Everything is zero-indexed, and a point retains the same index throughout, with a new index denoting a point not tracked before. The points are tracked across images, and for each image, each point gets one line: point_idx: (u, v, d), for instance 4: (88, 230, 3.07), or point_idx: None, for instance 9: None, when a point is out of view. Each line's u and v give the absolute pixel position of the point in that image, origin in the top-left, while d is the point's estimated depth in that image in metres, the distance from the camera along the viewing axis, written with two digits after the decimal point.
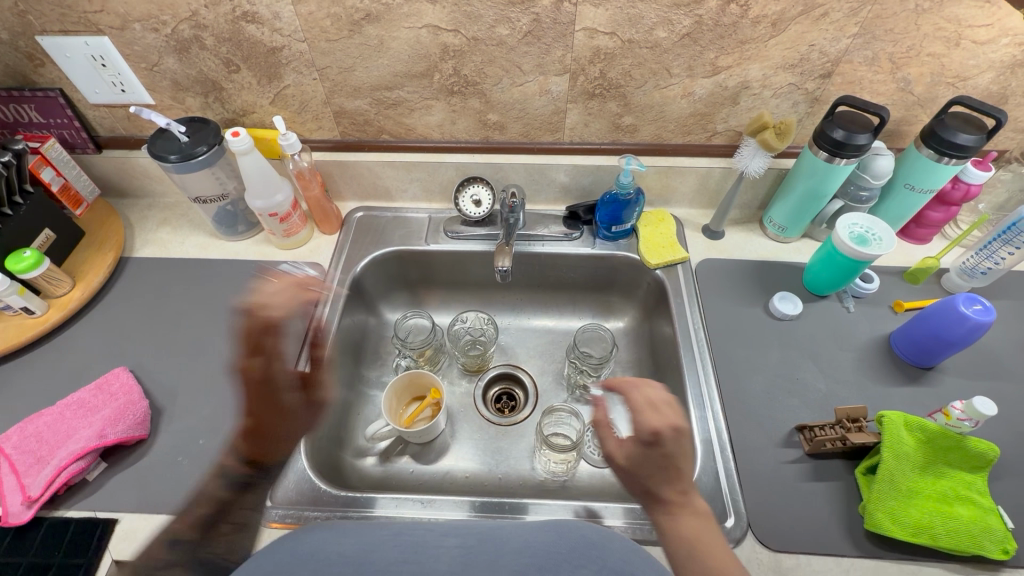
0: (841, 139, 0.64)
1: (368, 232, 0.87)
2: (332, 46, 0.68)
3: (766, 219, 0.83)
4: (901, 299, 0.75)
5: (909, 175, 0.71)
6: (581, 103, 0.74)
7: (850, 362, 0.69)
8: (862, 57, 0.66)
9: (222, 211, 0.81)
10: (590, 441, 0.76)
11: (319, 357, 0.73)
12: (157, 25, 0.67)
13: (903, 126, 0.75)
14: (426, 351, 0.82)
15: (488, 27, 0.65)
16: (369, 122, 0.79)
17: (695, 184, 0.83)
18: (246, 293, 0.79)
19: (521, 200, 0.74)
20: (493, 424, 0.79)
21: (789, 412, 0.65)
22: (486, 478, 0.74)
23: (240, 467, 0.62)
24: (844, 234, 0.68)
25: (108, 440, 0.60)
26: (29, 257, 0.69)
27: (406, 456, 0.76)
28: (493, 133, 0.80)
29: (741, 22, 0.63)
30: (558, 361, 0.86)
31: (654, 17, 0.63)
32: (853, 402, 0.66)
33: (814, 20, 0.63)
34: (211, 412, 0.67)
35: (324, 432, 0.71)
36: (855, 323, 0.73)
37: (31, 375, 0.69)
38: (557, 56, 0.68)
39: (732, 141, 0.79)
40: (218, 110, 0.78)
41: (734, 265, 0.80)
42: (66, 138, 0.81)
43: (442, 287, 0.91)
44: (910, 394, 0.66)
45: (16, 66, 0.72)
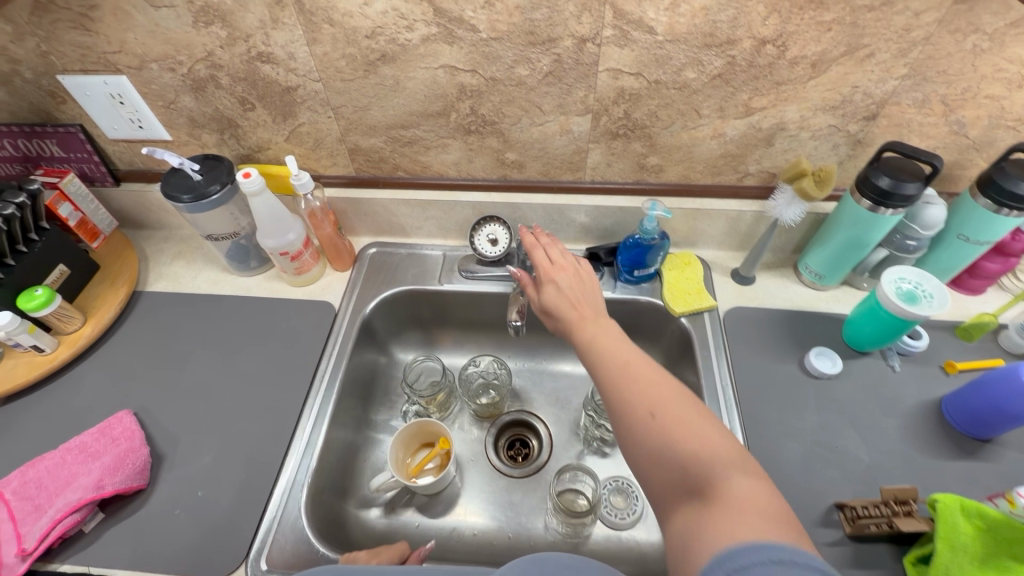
0: (887, 188, 0.59)
1: (381, 270, 0.84)
2: (347, 86, 0.66)
3: (801, 264, 0.77)
4: (954, 359, 0.69)
5: (964, 226, 0.65)
6: (604, 143, 0.70)
7: (896, 430, 0.63)
8: (911, 100, 0.61)
9: (236, 246, 0.80)
10: (607, 500, 0.71)
11: (324, 404, 0.70)
12: (173, 65, 0.66)
13: (955, 170, 0.69)
14: (437, 396, 0.78)
15: (507, 68, 0.62)
16: (384, 159, 0.77)
17: (724, 227, 0.79)
18: (254, 333, 0.77)
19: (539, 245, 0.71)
20: (504, 475, 0.75)
21: (827, 485, 0.59)
22: (496, 536, 0.70)
23: (238, 523, 0.60)
24: (891, 290, 0.62)
25: (106, 491, 0.58)
26: (40, 295, 0.68)
27: (412, 508, 0.72)
28: (511, 172, 0.77)
29: (777, 63, 0.59)
30: (575, 409, 0.82)
31: (683, 58, 0.59)
32: (899, 477, 0.60)
33: (859, 61, 0.58)
34: (212, 461, 0.65)
35: (327, 484, 0.67)
36: (901, 385, 0.67)
37: (38, 416, 0.68)
38: (579, 96, 0.65)
39: (766, 182, 0.74)
40: (234, 146, 0.77)
41: (767, 314, 0.75)
42: (86, 172, 0.82)
43: (456, 327, 0.87)
44: (963, 469, 0.60)
45: (39, 104, 0.73)
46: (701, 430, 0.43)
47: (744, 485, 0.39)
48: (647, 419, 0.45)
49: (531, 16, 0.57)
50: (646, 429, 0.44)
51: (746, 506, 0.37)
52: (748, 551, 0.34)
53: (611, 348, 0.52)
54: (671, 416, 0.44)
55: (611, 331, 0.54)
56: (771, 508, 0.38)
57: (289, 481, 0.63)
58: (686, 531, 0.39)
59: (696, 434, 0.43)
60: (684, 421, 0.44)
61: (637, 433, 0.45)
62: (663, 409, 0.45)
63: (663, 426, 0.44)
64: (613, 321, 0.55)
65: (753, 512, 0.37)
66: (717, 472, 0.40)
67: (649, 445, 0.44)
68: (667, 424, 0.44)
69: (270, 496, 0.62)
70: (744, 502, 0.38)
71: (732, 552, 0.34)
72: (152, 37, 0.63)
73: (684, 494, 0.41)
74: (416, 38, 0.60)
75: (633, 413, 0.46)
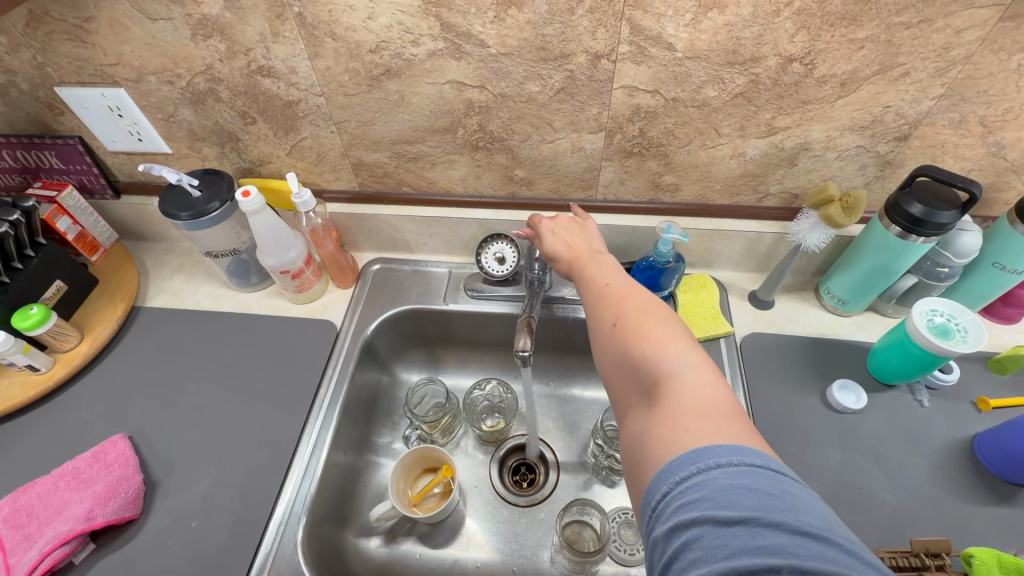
0: (919, 215, 0.56)
1: (385, 288, 0.82)
2: (350, 101, 0.64)
3: (822, 289, 0.74)
4: (986, 395, 0.65)
5: (1000, 254, 0.61)
6: (617, 161, 0.67)
7: (924, 471, 0.60)
8: (947, 120, 0.57)
9: (236, 263, 0.78)
10: (616, 534, 0.68)
11: (324, 429, 0.68)
12: (172, 78, 0.64)
13: (991, 193, 0.65)
14: (440, 420, 0.76)
15: (517, 84, 0.60)
16: (388, 174, 0.74)
17: (742, 248, 0.75)
18: (253, 353, 0.75)
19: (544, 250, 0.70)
20: (509, 504, 0.73)
21: (851, 530, 0.56)
22: (499, 570, 0.67)
23: (233, 557, 0.58)
24: (920, 324, 0.59)
25: (96, 522, 0.56)
26: (35, 313, 0.66)
27: (413, 538, 0.70)
28: (520, 189, 0.74)
29: (804, 81, 0.55)
30: (585, 436, 0.79)
31: (703, 76, 0.56)
32: (928, 522, 0.56)
33: (892, 81, 0.54)
34: (207, 488, 0.63)
35: (326, 514, 0.65)
36: (930, 421, 0.63)
37: (32, 437, 0.66)
38: (592, 114, 0.62)
39: (787, 203, 0.70)
40: (235, 160, 0.74)
41: (787, 341, 0.71)
42: (85, 184, 0.80)
43: (461, 345, 0.84)
44: (998, 515, 0.56)
45: (36, 115, 0.71)
46: (657, 335, 0.43)
47: (689, 382, 0.39)
48: (611, 331, 0.46)
49: (544, 31, 0.54)
50: (611, 340, 0.46)
51: (686, 403, 0.38)
52: (723, 455, 0.33)
53: (596, 275, 0.53)
54: (630, 325, 0.45)
55: (601, 262, 0.55)
56: (712, 404, 0.38)
57: (285, 513, 0.61)
58: (635, 430, 0.40)
59: (650, 338, 0.43)
60: (642, 327, 0.45)
61: (604, 345, 0.47)
62: (628, 320, 0.46)
63: (622, 335, 0.45)
64: (611, 255, 0.56)
65: (692, 411, 0.37)
66: (663, 368, 0.41)
67: (612, 354, 0.45)
68: (627, 331, 0.45)
69: (265, 529, 0.60)
70: (685, 399, 0.38)
71: (682, 453, 0.35)
72: (149, 49, 0.61)
73: (637, 396, 0.42)
74: (421, 54, 0.58)
75: (603, 328, 0.48)
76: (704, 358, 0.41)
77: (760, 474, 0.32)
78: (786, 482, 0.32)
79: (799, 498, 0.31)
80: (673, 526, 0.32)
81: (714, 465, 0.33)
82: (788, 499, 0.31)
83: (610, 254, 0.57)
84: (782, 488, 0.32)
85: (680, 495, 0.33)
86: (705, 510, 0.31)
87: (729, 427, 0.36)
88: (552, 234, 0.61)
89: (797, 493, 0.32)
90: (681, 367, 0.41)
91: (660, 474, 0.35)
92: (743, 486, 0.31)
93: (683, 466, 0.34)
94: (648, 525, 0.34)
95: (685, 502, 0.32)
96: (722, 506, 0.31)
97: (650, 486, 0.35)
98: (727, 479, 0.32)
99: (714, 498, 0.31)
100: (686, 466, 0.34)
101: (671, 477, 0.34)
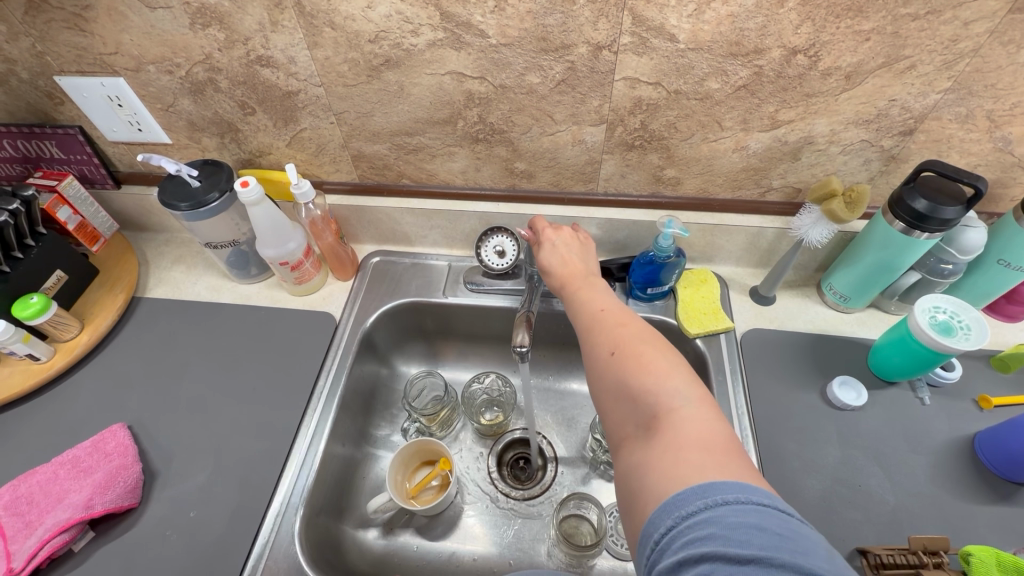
0: (923, 211, 0.55)
1: (384, 281, 0.81)
2: (350, 91, 0.63)
3: (824, 285, 0.73)
4: (988, 393, 0.64)
5: (1005, 251, 0.61)
6: (618, 154, 0.67)
7: (923, 468, 0.59)
8: (953, 115, 0.57)
9: (236, 254, 0.77)
10: (613, 528, 0.68)
11: (323, 420, 0.68)
12: (171, 67, 0.63)
13: (997, 189, 0.64)
14: (439, 414, 0.76)
15: (517, 75, 0.59)
16: (388, 166, 0.74)
17: (743, 244, 0.75)
18: (254, 345, 0.75)
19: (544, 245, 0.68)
20: (507, 497, 0.73)
21: (849, 527, 0.56)
22: (496, 563, 0.67)
23: (231, 547, 0.58)
24: (924, 321, 0.59)
25: (95, 511, 0.57)
26: (35, 303, 0.66)
27: (411, 530, 0.70)
28: (520, 182, 0.73)
29: (808, 74, 0.55)
30: (583, 430, 0.79)
31: (706, 67, 0.55)
32: (926, 520, 0.56)
33: (898, 73, 0.54)
34: (206, 479, 0.63)
35: (324, 505, 0.65)
36: (931, 419, 0.63)
37: (32, 426, 0.67)
38: (593, 106, 0.61)
39: (790, 198, 0.70)
40: (235, 151, 0.74)
41: (788, 337, 0.71)
42: (85, 174, 0.80)
43: (461, 339, 0.84)
44: (997, 513, 0.56)
45: (37, 104, 0.71)
46: (655, 365, 0.43)
47: (689, 417, 0.39)
48: (607, 359, 0.46)
49: (545, 21, 0.53)
50: (607, 368, 0.45)
51: (688, 437, 0.37)
52: (731, 491, 0.33)
53: (591, 300, 0.53)
54: (627, 353, 0.44)
55: (596, 288, 0.55)
56: (712, 439, 0.37)
57: (283, 504, 0.61)
58: (632, 461, 0.40)
59: (649, 367, 0.43)
60: (639, 355, 0.44)
61: (599, 371, 0.46)
62: (624, 347, 0.46)
63: (618, 363, 0.44)
64: (603, 280, 0.56)
65: (694, 446, 0.37)
66: (663, 401, 0.40)
67: (608, 382, 0.45)
68: (624, 360, 0.44)
69: (263, 519, 0.60)
70: (685, 432, 0.38)
71: (688, 488, 0.34)
72: (148, 38, 0.60)
73: (632, 426, 0.41)
74: (421, 44, 0.57)
75: (597, 355, 0.47)
76: (704, 390, 0.41)
77: (769, 513, 0.32)
78: (795, 523, 0.32)
79: (809, 541, 0.31)
80: (680, 560, 0.32)
81: (722, 501, 0.33)
82: (798, 541, 0.31)
83: (604, 280, 0.57)
84: (792, 529, 0.32)
85: (687, 530, 0.33)
86: (715, 545, 0.31)
87: (730, 464, 0.36)
88: (552, 252, 0.60)
89: (807, 535, 0.32)
90: (681, 400, 0.40)
91: (664, 507, 0.35)
92: (752, 525, 0.31)
93: (689, 499, 0.34)
94: (653, 558, 0.34)
95: (693, 536, 0.32)
96: (732, 543, 0.31)
97: (653, 518, 0.35)
98: (736, 516, 0.32)
99: (724, 534, 0.31)
100: (693, 499, 0.34)
101: (677, 511, 0.34)
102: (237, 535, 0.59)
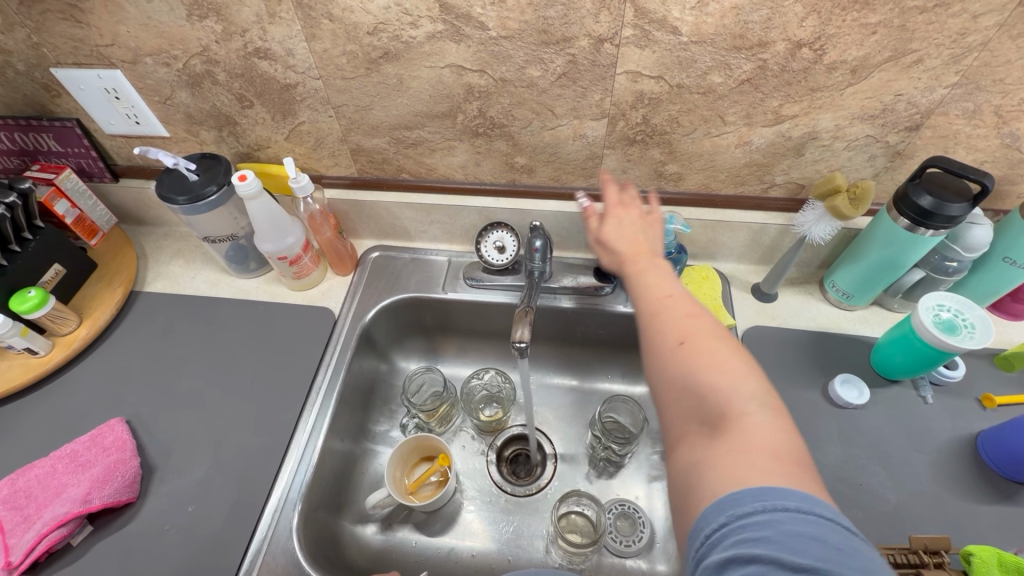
0: (928, 207, 0.54)
1: (383, 276, 0.81)
2: (348, 84, 0.62)
3: (827, 282, 0.72)
4: (992, 392, 0.64)
5: (1011, 249, 0.60)
6: (620, 148, 0.66)
7: (925, 467, 0.59)
8: (960, 110, 0.56)
9: (234, 249, 0.77)
10: (612, 525, 0.68)
11: (322, 416, 0.68)
12: (168, 60, 0.63)
13: (1003, 186, 0.63)
14: (438, 410, 0.76)
15: (518, 68, 0.58)
16: (388, 160, 0.73)
17: (746, 240, 0.74)
18: (253, 339, 0.75)
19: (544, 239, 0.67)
20: (506, 494, 0.73)
21: None
22: (495, 560, 0.67)
23: (229, 542, 0.58)
24: (927, 319, 0.58)
25: (93, 505, 0.57)
26: (33, 297, 0.66)
27: (409, 526, 0.70)
28: (520, 176, 0.73)
29: (813, 68, 0.54)
30: (583, 427, 0.78)
31: (709, 61, 0.54)
32: (927, 519, 0.56)
33: (904, 68, 0.53)
34: (204, 474, 0.63)
35: (322, 500, 0.65)
36: (933, 418, 0.62)
37: (31, 420, 0.67)
38: (594, 100, 0.60)
39: (793, 194, 0.69)
40: (233, 144, 0.73)
41: (789, 335, 0.70)
42: (83, 167, 0.79)
43: (461, 334, 0.84)
44: (998, 513, 0.56)
45: (34, 97, 0.71)
46: (726, 364, 0.41)
47: (763, 425, 0.38)
48: (674, 349, 0.44)
49: (545, 13, 0.53)
50: (672, 358, 0.43)
51: (758, 444, 0.37)
52: (793, 499, 0.33)
53: (654, 281, 0.50)
54: (698, 347, 0.43)
55: (662, 270, 0.51)
56: (782, 448, 0.37)
57: (281, 499, 0.61)
58: (691, 458, 0.39)
59: (720, 366, 0.41)
60: (710, 350, 0.42)
61: (662, 360, 0.44)
62: (694, 338, 0.43)
63: (687, 356, 0.43)
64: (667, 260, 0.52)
65: (762, 451, 0.36)
66: (736, 403, 0.39)
67: (672, 372, 0.43)
68: (694, 354, 0.43)
69: (260, 514, 0.60)
70: (754, 437, 0.37)
71: (750, 488, 0.34)
72: (145, 30, 0.60)
73: (696, 424, 0.40)
74: (420, 36, 0.56)
75: (662, 344, 0.45)
76: (777, 397, 0.40)
77: (832, 528, 0.32)
78: (860, 544, 0.31)
79: (872, 564, 0.30)
80: (730, 558, 0.32)
81: (782, 507, 0.33)
82: (860, 561, 0.30)
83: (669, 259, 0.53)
84: (855, 548, 0.31)
85: (740, 530, 0.32)
86: (769, 549, 0.31)
87: (797, 474, 0.35)
88: (615, 228, 0.56)
89: (872, 559, 0.31)
90: (755, 406, 0.39)
91: (719, 504, 0.35)
92: (813, 536, 0.31)
93: (744, 499, 0.34)
94: (700, 552, 0.34)
95: (746, 536, 0.32)
96: (788, 550, 0.31)
97: (705, 514, 0.35)
98: (791, 524, 0.32)
99: (780, 540, 0.31)
100: (751, 500, 0.33)
101: (732, 509, 0.34)
102: (236, 530, 0.59)
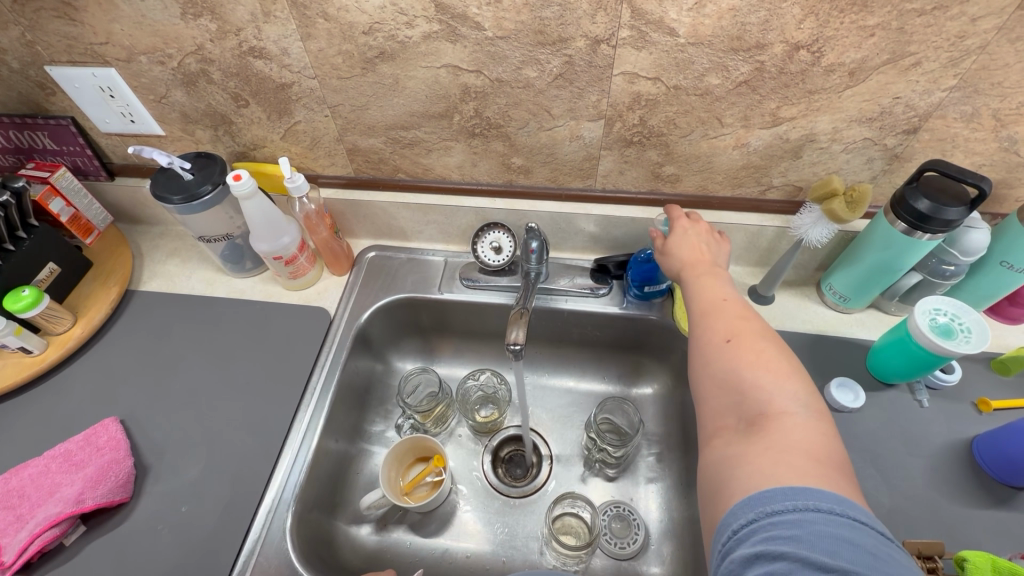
0: (926, 211, 0.54)
1: (380, 276, 0.81)
2: (344, 84, 0.62)
3: (824, 285, 0.72)
4: (988, 396, 0.64)
5: (1009, 253, 0.60)
6: (617, 150, 0.66)
7: (920, 472, 0.59)
8: (958, 113, 0.55)
9: (230, 248, 0.77)
10: (607, 527, 0.68)
11: (317, 416, 0.67)
12: (162, 58, 0.62)
13: (1001, 189, 0.63)
14: (434, 410, 0.75)
15: (514, 69, 0.58)
16: (384, 160, 0.73)
17: (743, 242, 0.74)
18: (248, 339, 0.74)
19: (541, 240, 0.66)
20: (502, 495, 0.73)
21: None
22: (490, 561, 0.67)
23: (222, 543, 0.58)
24: (923, 323, 0.58)
25: (86, 506, 0.57)
26: (27, 296, 0.66)
27: (404, 526, 0.70)
28: (517, 177, 0.72)
29: (811, 70, 0.53)
30: (578, 428, 0.78)
31: (706, 62, 0.54)
32: (922, 524, 0.56)
33: (903, 70, 0.52)
34: (198, 474, 0.63)
35: (316, 501, 0.65)
36: (928, 422, 0.62)
37: (25, 418, 0.67)
38: (591, 101, 0.60)
39: (791, 196, 0.69)
40: (228, 143, 0.73)
41: (786, 337, 0.70)
42: (78, 165, 0.79)
43: (457, 335, 0.84)
44: (993, 517, 0.56)
45: (28, 94, 0.70)
46: (771, 363, 0.44)
47: (802, 425, 0.40)
48: (722, 345, 0.46)
49: (542, 14, 0.52)
50: (719, 354, 0.46)
51: (795, 444, 0.38)
52: (825, 501, 0.34)
53: (709, 284, 0.53)
54: (745, 345, 0.45)
55: (718, 278, 0.54)
56: (820, 450, 0.38)
57: (275, 500, 0.61)
58: (727, 453, 0.41)
59: (765, 366, 0.43)
60: (757, 350, 0.45)
61: (709, 356, 0.47)
62: (742, 337, 0.46)
63: (735, 352, 0.45)
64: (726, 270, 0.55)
65: (799, 452, 0.38)
66: (777, 403, 0.41)
67: (717, 368, 0.45)
68: (741, 351, 0.45)
69: (254, 515, 0.60)
70: (792, 439, 0.39)
71: (781, 487, 0.36)
72: (139, 28, 0.59)
73: (734, 419, 0.42)
74: (416, 36, 0.56)
75: (710, 340, 0.47)
76: (820, 402, 0.42)
77: (862, 530, 0.33)
78: (890, 548, 0.33)
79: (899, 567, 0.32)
80: (759, 553, 0.34)
81: (813, 508, 0.34)
82: (890, 564, 0.32)
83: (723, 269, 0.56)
84: (885, 551, 0.32)
85: (770, 527, 0.34)
86: (797, 548, 0.33)
87: (832, 477, 0.37)
88: (676, 234, 0.59)
89: (900, 562, 0.32)
90: (796, 407, 0.41)
91: (749, 501, 0.37)
92: (843, 538, 0.33)
93: (774, 499, 0.35)
94: (728, 545, 0.36)
95: (776, 533, 0.34)
96: (817, 550, 0.32)
97: (735, 510, 0.37)
98: (822, 526, 0.33)
99: (809, 540, 0.33)
100: (782, 499, 0.35)
101: (762, 507, 0.36)
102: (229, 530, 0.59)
